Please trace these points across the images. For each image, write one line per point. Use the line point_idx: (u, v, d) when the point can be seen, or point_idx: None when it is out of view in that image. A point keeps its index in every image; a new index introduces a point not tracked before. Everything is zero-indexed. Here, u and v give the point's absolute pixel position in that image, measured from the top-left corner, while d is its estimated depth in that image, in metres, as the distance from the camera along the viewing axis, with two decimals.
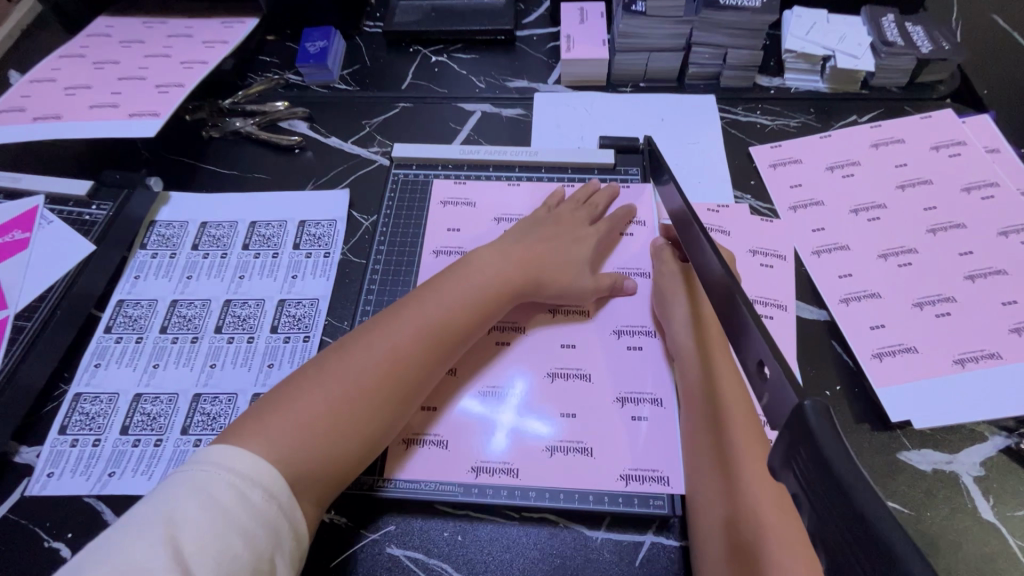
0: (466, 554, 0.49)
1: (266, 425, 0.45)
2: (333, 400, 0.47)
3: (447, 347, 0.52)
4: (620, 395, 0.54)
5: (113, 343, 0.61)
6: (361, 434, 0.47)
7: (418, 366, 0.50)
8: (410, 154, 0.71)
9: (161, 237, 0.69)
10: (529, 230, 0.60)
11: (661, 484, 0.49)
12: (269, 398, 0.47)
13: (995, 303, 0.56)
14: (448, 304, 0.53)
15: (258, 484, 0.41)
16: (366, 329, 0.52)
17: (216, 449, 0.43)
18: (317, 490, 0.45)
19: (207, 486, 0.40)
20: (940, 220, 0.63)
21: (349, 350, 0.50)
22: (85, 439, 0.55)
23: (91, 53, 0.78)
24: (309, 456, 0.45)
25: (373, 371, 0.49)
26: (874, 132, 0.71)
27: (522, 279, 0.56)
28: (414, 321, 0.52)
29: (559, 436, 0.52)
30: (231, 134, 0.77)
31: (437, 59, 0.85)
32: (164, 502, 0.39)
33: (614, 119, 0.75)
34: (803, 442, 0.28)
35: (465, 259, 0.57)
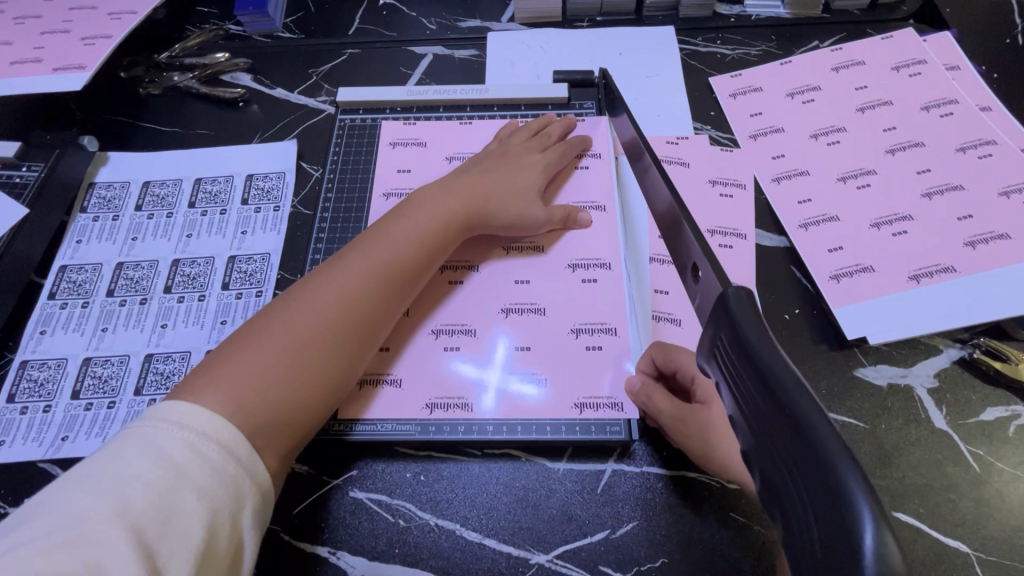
0: (430, 493, 0.49)
1: (218, 375, 0.42)
2: (288, 344, 0.45)
3: (401, 284, 0.50)
4: (576, 325, 0.53)
5: (58, 309, 0.59)
6: (325, 379, 0.46)
7: (373, 304, 0.49)
8: (356, 99, 0.68)
9: (102, 199, 0.66)
10: (473, 167, 0.59)
11: (616, 411, 0.50)
12: (219, 351, 0.45)
13: (951, 219, 0.56)
14: (399, 242, 0.51)
15: (214, 439, 0.39)
16: (314, 275, 0.50)
17: (167, 403, 0.40)
18: (282, 436, 0.43)
19: (158, 443, 0.37)
20: (899, 139, 0.62)
21: (298, 296, 0.48)
22: (35, 405, 0.54)
23: (10, 7, 0.73)
24: (269, 400, 0.42)
25: (326, 312, 0.47)
26: (835, 56, 0.69)
27: (472, 213, 0.55)
28: (363, 261, 0.50)
29: (514, 368, 0.52)
30: (170, 90, 0.73)
31: (385, 1, 0.81)
32: (114, 457, 0.37)
33: (570, 55, 0.73)
34: (723, 326, 0.32)
35: (408, 200, 0.56)
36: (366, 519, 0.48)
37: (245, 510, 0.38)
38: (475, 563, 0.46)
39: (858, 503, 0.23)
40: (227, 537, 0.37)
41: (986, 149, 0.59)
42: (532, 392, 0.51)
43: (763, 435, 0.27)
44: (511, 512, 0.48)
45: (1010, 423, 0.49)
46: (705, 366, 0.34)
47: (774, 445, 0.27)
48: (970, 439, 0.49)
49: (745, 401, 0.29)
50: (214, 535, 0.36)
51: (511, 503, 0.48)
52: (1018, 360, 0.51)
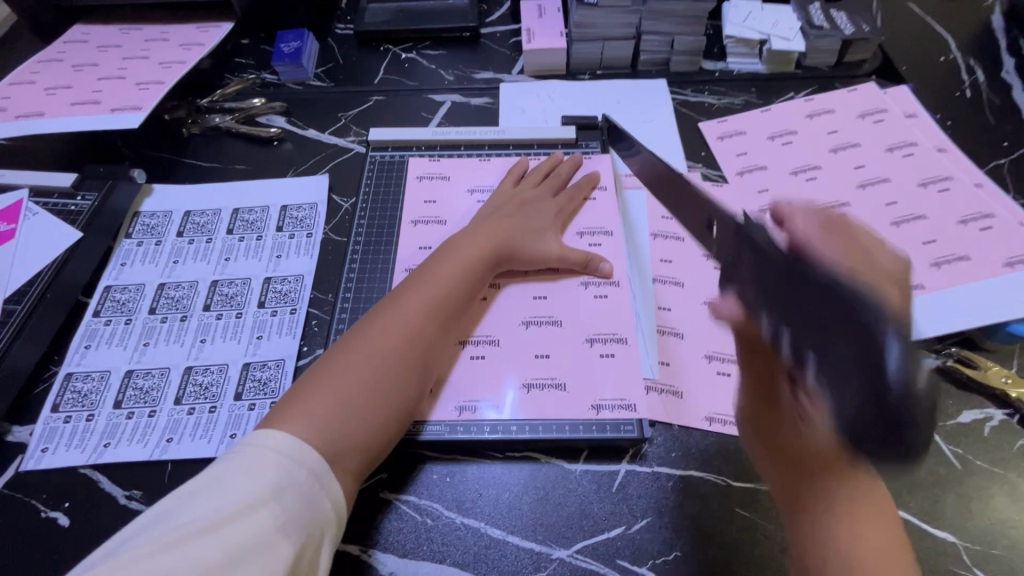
0: (455, 494, 0.52)
1: (302, 406, 0.46)
2: (362, 375, 0.49)
3: (452, 314, 0.55)
4: (589, 336, 0.58)
5: (102, 326, 0.63)
6: (393, 404, 0.49)
7: (429, 333, 0.53)
8: (385, 138, 0.76)
9: (146, 227, 0.71)
10: (488, 205, 0.66)
11: (628, 411, 0.54)
12: (298, 385, 0.48)
13: (919, 243, 0.63)
14: (446, 277, 0.56)
15: (301, 463, 0.42)
16: (374, 312, 0.54)
17: (258, 431, 0.44)
18: (357, 456, 0.46)
19: (251, 464, 0.41)
20: (869, 176, 0.70)
21: (365, 331, 0.52)
22: (78, 415, 0.57)
23: (69, 57, 0.80)
24: (351, 424, 0.46)
25: (392, 342, 0.51)
26: (808, 105, 0.79)
27: (502, 247, 0.60)
28: (418, 295, 0.55)
29: (534, 377, 0.56)
30: (210, 130, 0.80)
31: (407, 55, 0.90)
32: (212, 476, 0.40)
33: (575, 102, 0.81)
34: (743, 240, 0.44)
35: (446, 241, 0.62)
36: (395, 519, 0.51)
37: (324, 532, 0.41)
38: (499, 558, 0.49)
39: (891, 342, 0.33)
40: (310, 555, 0.40)
41: (944, 184, 0.68)
42: (551, 395, 0.55)
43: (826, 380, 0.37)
44: (533, 511, 0.51)
45: (984, 424, 0.54)
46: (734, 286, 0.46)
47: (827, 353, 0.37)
48: (951, 439, 0.54)
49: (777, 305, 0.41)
50: (299, 550, 0.39)
51: (533, 502, 0.51)
52: (987, 367, 0.56)
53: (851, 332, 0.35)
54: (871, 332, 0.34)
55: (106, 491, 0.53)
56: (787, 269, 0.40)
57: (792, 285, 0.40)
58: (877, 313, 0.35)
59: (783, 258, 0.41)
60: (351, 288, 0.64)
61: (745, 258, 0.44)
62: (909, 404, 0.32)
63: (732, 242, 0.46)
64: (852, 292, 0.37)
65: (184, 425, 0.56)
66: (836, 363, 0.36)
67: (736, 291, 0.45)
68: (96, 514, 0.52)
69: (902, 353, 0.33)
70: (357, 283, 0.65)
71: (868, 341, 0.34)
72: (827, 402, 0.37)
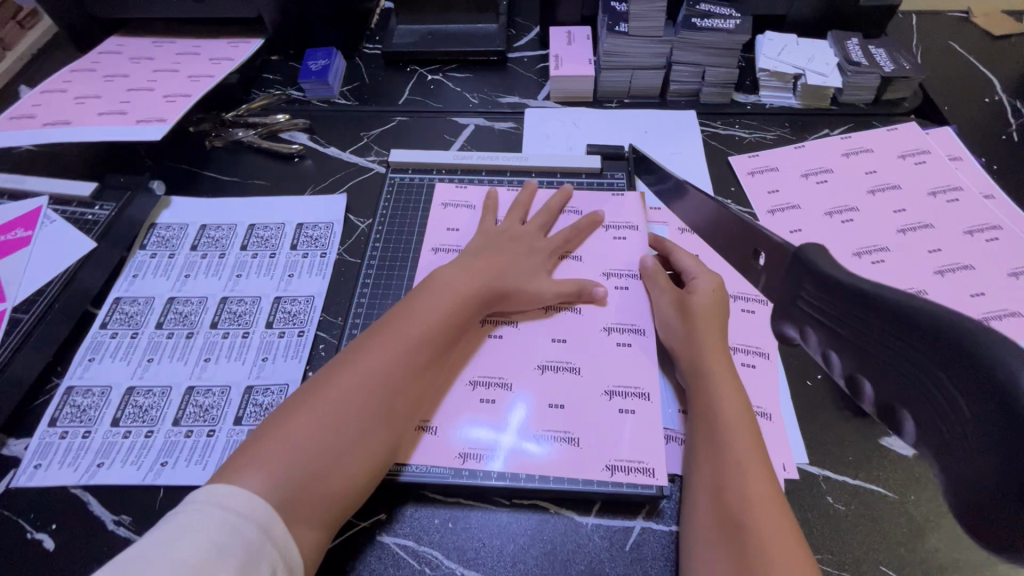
0: (456, 541, 0.49)
1: (264, 455, 0.43)
2: (335, 416, 0.46)
3: (438, 353, 0.52)
4: (609, 387, 0.55)
5: (108, 338, 0.62)
6: (369, 451, 0.46)
7: (412, 372, 0.50)
8: (405, 159, 0.74)
9: (161, 239, 0.70)
10: (498, 237, 0.62)
11: (647, 475, 0.50)
12: (265, 428, 0.45)
13: (965, 295, 0.59)
14: (433, 314, 0.53)
15: (251, 520, 0.39)
16: (353, 348, 0.51)
17: (205, 488, 0.40)
18: (325, 509, 0.43)
19: (196, 525, 0.37)
20: (910, 221, 0.66)
21: (341, 370, 0.49)
22: (74, 431, 0.55)
23: (102, 67, 0.81)
24: (320, 474, 0.43)
25: (369, 383, 0.48)
26: (844, 143, 0.75)
27: (506, 286, 0.58)
28: (402, 332, 0.51)
29: (546, 428, 0.53)
30: (233, 143, 0.80)
31: (433, 77, 0.89)
32: (155, 543, 0.37)
33: (600, 131, 0.79)
34: (806, 277, 0.37)
35: (432, 275, 0.58)
36: (391, 565, 0.48)
37: None
38: None
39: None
40: None
41: (993, 233, 0.64)
42: (563, 449, 0.51)
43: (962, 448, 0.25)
44: (539, 565, 0.48)
45: None
46: (790, 320, 0.40)
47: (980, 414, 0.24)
48: None
49: (847, 330, 0.33)
50: None
51: (539, 556, 0.48)
52: None
53: (954, 375, 0.26)
54: (991, 371, 0.24)
55: (95, 514, 0.51)
56: (870, 299, 0.31)
57: (864, 318, 0.32)
58: (1002, 347, 0.24)
59: (842, 289, 0.34)
60: (361, 314, 0.62)
61: (805, 293, 0.38)
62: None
63: (792, 274, 0.39)
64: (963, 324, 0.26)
65: (180, 448, 0.54)
66: (957, 424, 0.26)
67: (813, 330, 0.37)
68: (82, 538, 0.50)
69: None
70: (368, 310, 0.62)
71: (994, 380, 0.23)
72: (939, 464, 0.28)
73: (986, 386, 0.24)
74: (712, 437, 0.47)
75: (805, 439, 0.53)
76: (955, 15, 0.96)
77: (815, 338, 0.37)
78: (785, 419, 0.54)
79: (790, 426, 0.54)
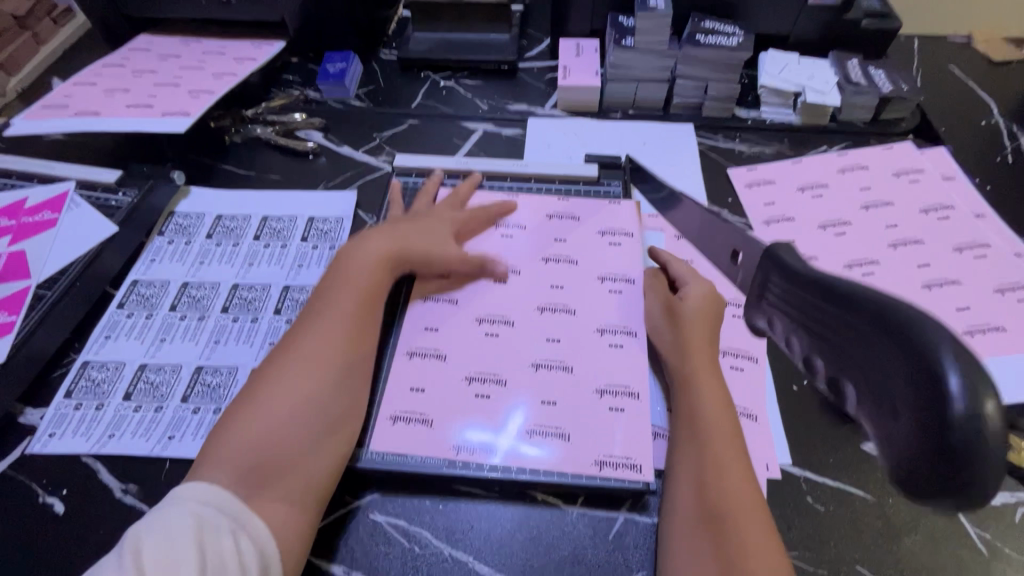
0: (446, 523, 0.51)
1: (216, 453, 0.45)
2: (275, 403, 0.48)
3: (361, 326, 0.55)
4: (600, 386, 0.56)
5: (124, 318, 0.65)
6: (315, 427, 0.48)
7: (337, 346, 0.52)
8: (409, 164, 0.77)
9: (178, 226, 0.74)
10: (404, 223, 0.65)
11: (632, 471, 0.51)
12: (217, 429, 0.48)
13: (951, 309, 0.61)
14: (346, 296, 0.56)
15: (221, 507, 0.42)
16: (286, 340, 0.54)
17: (184, 483, 0.44)
18: (292, 488, 0.45)
19: (170, 514, 0.41)
20: (901, 236, 0.68)
21: (275, 363, 0.51)
22: (88, 403, 0.58)
23: (131, 63, 0.85)
24: (272, 457, 0.45)
25: (299, 366, 0.50)
26: (841, 160, 0.78)
27: (404, 259, 0.61)
28: (321, 317, 0.54)
29: (536, 424, 0.54)
30: (251, 139, 0.84)
31: (445, 83, 0.93)
32: (134, 534, 0.40)
33: (603, 140, 0.82)
34: (774, 270, 0.39)
35: (340, 258, 0.61)
36: (382, 543, 0.50)
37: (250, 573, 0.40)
38: None
39: (948, 373, 0.24)
40: None
41: (981, 251, 0.65)
42: (552, 443, 0.53)
43: (886, 420, 0.27)
44: (524, 549, 0.50)
45: (1015, 509, 0.51)
46: (757, 309, 0.41)
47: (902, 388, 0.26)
48: (980, 522, 0.50)
49: (800, 314, 0.35)
50: None
51: (524, 540, 0.50)
52: None
53: (883, 349, 0.27)
54: (919, 347, 0.26)
55: (104, 482, 0.54)
56: (824, 287, 0.33)
57: (816, 302, 0.33)
58: (935, 330, 0.26)
59: (803, 279, 0.35)
60: None
61: (770, 283, 0.39)
62: (970, 444, 0.24)
63: (762, 267, 0.41)
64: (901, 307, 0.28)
65: (187, 424, 0.56)
66: (882, 394, 0.27)
67: (774, 316, 0.38)
68: (92, 503, 0.52)
69: (959, 374, 0.24)
70: None
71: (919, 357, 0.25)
72: (872, 430, 0.29)
73: (912, 364, 0.26)
74: (693, 432, 0.49)
75: (788, 441, 0.55)
76: (957, 41, 0.98)
77: (775, 322, 0.38)
78: (770, 420, 0.56)
79: (775, 427, 0.56)
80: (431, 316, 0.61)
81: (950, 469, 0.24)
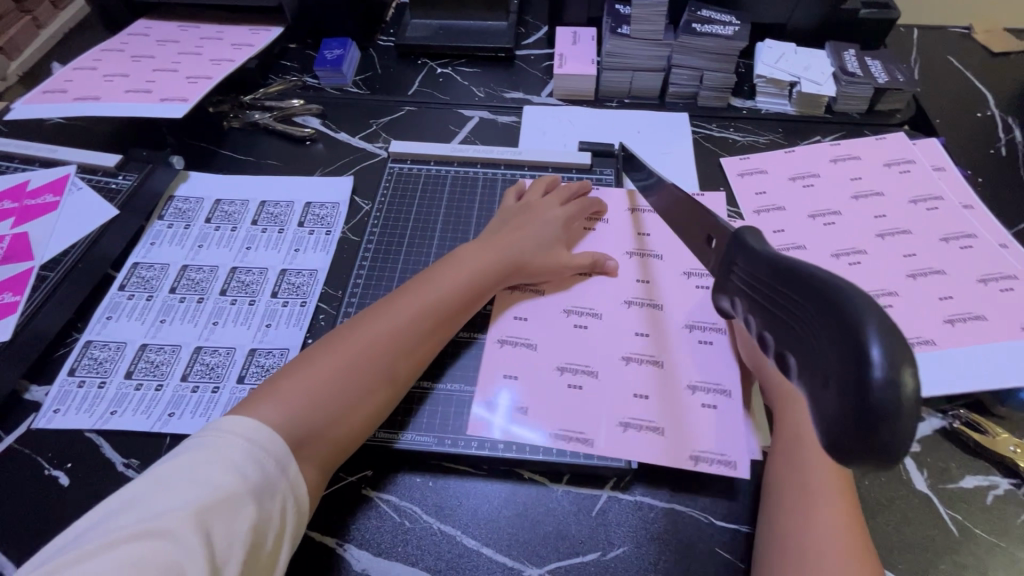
0: (435, 500, 0.53)
1: (279, 396, 0.48)
2: (347, 371, 0.50)
3: (446, 322, 0.57)
4: (692, 382, 0.57)
5: (125, 299, 0.66)
6: (368, 408, 0.51)
7: (422, 335, 0.55)
8: (404, 152, 0.78)
9: (178, 210, 0.75)
10: (514, 221, 0.66)
11: (728, 466, 0.52)
12: (282, 370, 0.50)
13: (934, 299, 0.62)
14: (446, 287, 0.58)
15: (272, 456, 0.44)
16: (373, 308, 0.56)
17: (231, 418, 0.45)
18: (323, 454, 0.48)
19: (226, 453, 0.42)
20: (888, 226, 0.68)
21: (358, 328, 0.53)
22: (91, 381, 0.60)
23: (130, 48, 0.86)
24: (325, 425, 0.48)
25: (383, 343, 0.53)
26: (834, 150, 0.78)
27: (511, 260, 0.63)
28: (415, 299, 0.56)
29: (634, 416, 0.55)
30: (249, 125, 0.85)
31: (443, 71, 0.93)
32: (189, 461, 0.42)
33: (597, 129, 0.83)
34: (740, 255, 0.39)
35: (453, 251, 0.63)
36: (375, 517, 0.52)
37: (287, 524, 0.43)
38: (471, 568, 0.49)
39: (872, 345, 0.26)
40: (269, 545, 0.41)
41: (968, 242, 0.66)
42: (649, 437, 0.54)
43: (823, 391, 0.28)
44: (509, 524, 0.51)
45: (988, 492, 0.52)
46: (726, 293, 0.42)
47: (834, 362, 0.27)
48: (952, 504, 0.52)
49: (761, 294, 0.36)
50: (261, 539, 0.41)
51: (510, 515, 0.52)
52: (995, 434, 0.54)
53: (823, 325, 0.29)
54: (850, 323, 0.27)
55: (106, 457, 0.55)
56: (781, 269, 0.34)
57: (772, 283, 0.34)
58: (866, 305, 0.27)
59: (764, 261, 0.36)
60: (358, 290, 0.66)
61: (737, 268, 0.40)
62: (891, 407, 0.25)
63: (729, 251, 0.41)
64: (838, 286, 0.29)
65: (187, 402, 0.58)
66: (821, 365, 0.29)
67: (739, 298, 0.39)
68: (95, 476, 0.54)
69: (881, 346, 0.25)
70: (365, 287, 0.67)
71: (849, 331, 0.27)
72: (807, 399, 0.30)
73: (845, 339, 0.27)
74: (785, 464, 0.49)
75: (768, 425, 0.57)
76: (956, 32, 0.98)
77: (741, 305, 0.40)
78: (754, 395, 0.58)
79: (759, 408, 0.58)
80: (526, 307, 0.64)
81: (873, 433, 0.26)
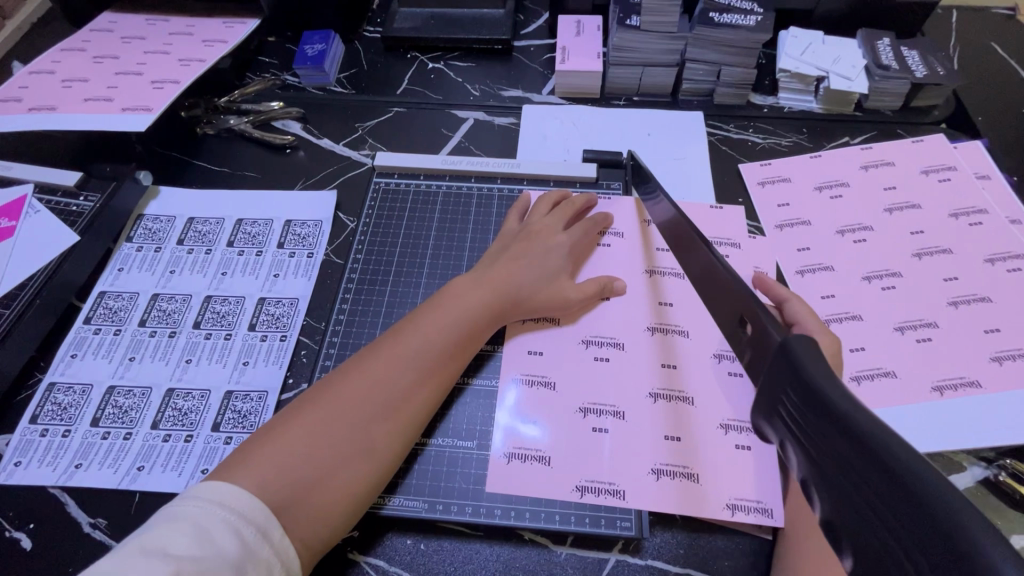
0: (428, 564, 0.48)
1: (254, 464, 0.43)
2: (329, 434, 0.46)
3: (439, 370, 0.52)
4: (723, 420, 0.53)
5: (91, 335, 0.61)
6: (359, 472, 0.46)
7: (412, 386, 0.50)
8: (392, 163, 0.72)
9: (147, 231, 0.69)
10: (518, 246, 0.61)
11: (765, 516, 0.48)
12: (259, 435, 0.46)
13: (978, 331, 0.56)
14: (436, 329, 0.53)
15: (254, 524, 0.40)
16: (360, 358, 0.51)
17: (207, 484, 0.41)
18: (315, 531, 0.43)
19: (201, 522, 0.38)
20: (926, 245, 0.62)
21: (340, 384, 0.49)
22: (55, 429, 0.55)
23: (92, 47, 0.79)
24: (310, 497, 0.43)
25: (368, 398, 0.48)
26: (865, 154, 0.71)
27: (510, 291, 0.57)
28: (401, 347, 0.51)
29: (664, 462, 0.51)
30: (225, 131, 0.78)
31: (434, 66, 0.86)
32: (157, 534, 0.37)
33: (603, 132, 0.76)
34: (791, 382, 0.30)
35: (445, 287, 0.58)
36: None
37: None
38: None
39: None
40: None
41: (1015, 263, 0.60)
42: (678, 485, 0.50)
43: None
44: None
45: None
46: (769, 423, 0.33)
47: None
48: None
49: (817, 453, 0.27)
50: None
51: None
52: None
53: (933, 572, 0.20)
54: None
55: (72, 516, 0.51)
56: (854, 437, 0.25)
57: (838, 451, 0.25)
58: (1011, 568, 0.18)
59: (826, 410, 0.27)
60: (341, 323, 0.61)
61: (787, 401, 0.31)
62: None
63: (775, 369, 0.32)
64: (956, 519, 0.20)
65: (158, 452, 0.54)
66: None
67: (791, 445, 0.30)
68: (59, 539, 0.50)
69: None
70: (349, 319, 0.61)
71: None
72: None
73: None
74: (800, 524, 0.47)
75: None
76: (1000, 13, 0.89)
77: (794, 457, 0.30)
78: None
79: None
80: (536, 338, 0.59)
81: None
